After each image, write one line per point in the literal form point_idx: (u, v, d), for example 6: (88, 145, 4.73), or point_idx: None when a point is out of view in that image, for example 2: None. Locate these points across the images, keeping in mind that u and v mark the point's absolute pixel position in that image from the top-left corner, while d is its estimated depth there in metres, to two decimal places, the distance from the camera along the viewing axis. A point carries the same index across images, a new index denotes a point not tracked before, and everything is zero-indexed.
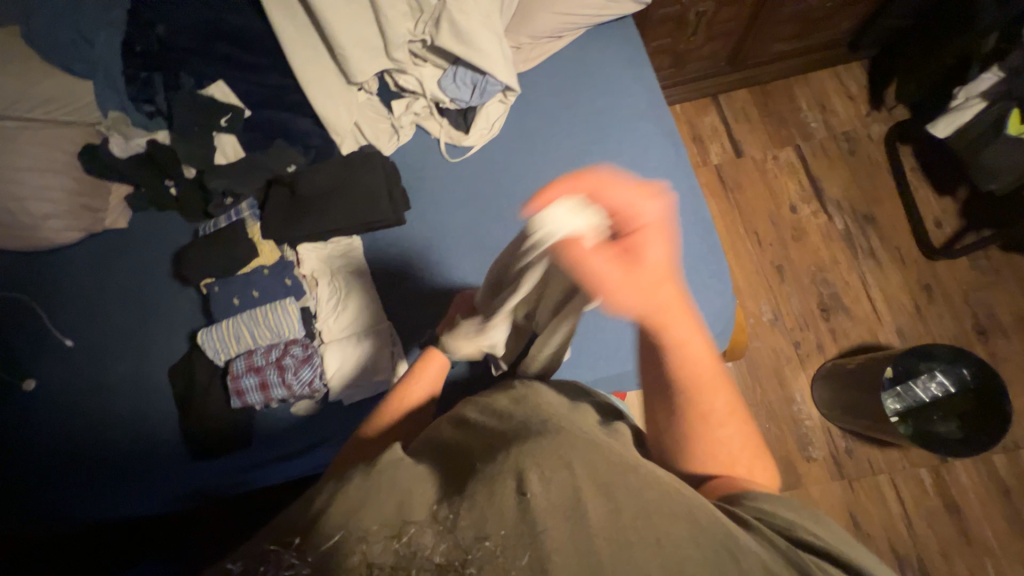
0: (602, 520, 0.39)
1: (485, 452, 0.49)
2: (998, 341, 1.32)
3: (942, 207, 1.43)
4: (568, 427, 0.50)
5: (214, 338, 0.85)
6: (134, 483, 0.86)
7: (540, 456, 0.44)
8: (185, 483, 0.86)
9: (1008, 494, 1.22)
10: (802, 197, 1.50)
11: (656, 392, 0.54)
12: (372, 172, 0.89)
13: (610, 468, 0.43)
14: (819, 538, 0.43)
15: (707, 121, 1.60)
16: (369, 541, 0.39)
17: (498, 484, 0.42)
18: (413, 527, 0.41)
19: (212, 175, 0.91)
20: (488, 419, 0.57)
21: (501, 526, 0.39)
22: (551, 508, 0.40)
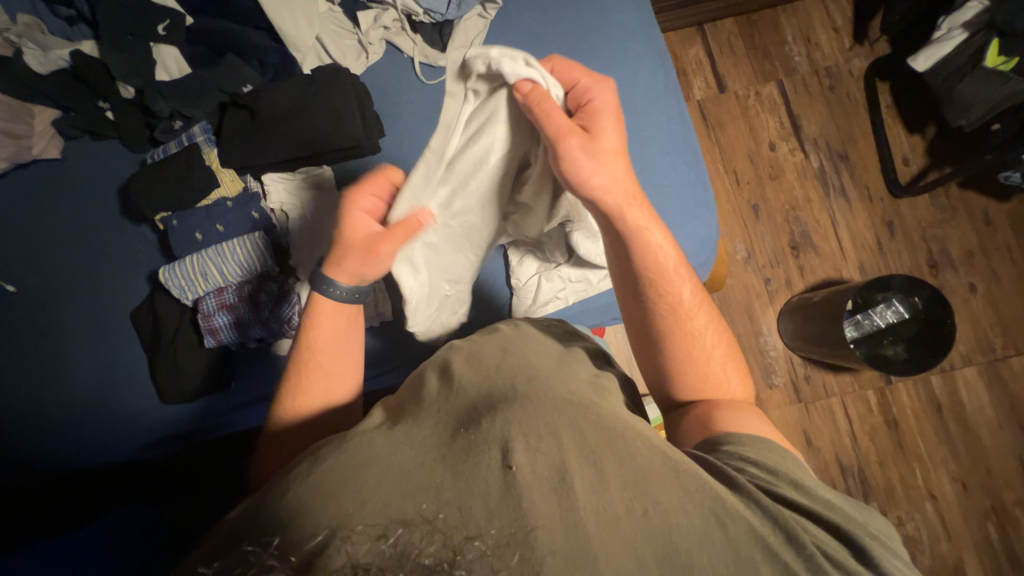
0: (589, 489, 0.40)
1: (469, 415, 0.48)
2: (947, 274, 1.42)
3: (911, 146, 1.47)
4: (551, 391, 0.51)
5: (178, 275, 0.79)
6: (107, 429, 0.83)
7: (527, 428, 0.44)
8: (163, 426, 0.83)
9: (940, 410, 1.36)
10: (781, 135, 1.50)
11: (630, 289, 0.65)
12: (339, 90, 0.80)
13: (595, 438, 0.45)
14: (789, 493, 0.47)
15: (692, 54, 1.53)
16: (352, 540, 0.35)
17: (485, 457, 0.42)
18: (398, 526, 0.36)
19: (153, 95, 0.80)
20: (472, 372, 0.57)
21: (489, 502, 0.38)
22: (538, 479, 0.40)
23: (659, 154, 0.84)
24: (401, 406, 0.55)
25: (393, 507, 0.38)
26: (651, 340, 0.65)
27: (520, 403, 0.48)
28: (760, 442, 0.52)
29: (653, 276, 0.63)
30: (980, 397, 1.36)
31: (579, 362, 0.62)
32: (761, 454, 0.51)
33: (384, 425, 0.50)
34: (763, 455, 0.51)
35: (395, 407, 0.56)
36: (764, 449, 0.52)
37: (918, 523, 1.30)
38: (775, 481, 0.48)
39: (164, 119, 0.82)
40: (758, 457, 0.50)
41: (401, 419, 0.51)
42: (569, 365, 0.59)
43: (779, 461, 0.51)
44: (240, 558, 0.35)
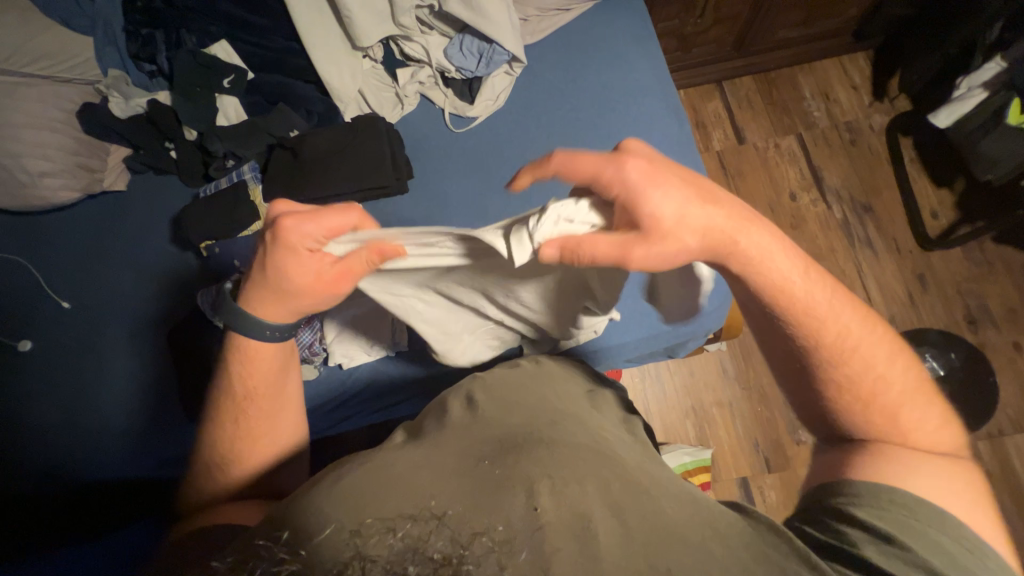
0: (612, 542, 0.40)
1: (493, 446, 0.49)
2: (988, 331, 1.35)
3: (939, 199, 1.45)
4: (580, 440, 0.51)
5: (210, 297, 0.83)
6: (131, 442, 0.86)
7: (553, 471, 0.45)
8: (179, 444, 0.86)
9: (991, 480, 1.25)
10: (802, 186, 1.51)
11: (774, 328, 0.55)
12: (375, 137, 0.88)
13: (622, 492, 0.45)
14: (877, 558, 0.42)
15: (711, 108, 1.60)
16: (363, 535, 0.37)
17: (511, 494, 0.42)
18: (409, 521, 0.37)
19: (211, 137, 0.90)
20: (499, 408, 0.57)
21: (507, 525, 0.38)
22: (561, 522, 0.40)
23: None
24: (423, 429, 0.56)
25: (409, 509, 0.39)
26: (812, 381, 0.55)
27: (548, 445, 0.49)
28: (874, 491, 0.47)
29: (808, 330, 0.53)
30: None
31: (601, 408, 0.62)
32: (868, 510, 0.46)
33: (407, 446, 0.51)
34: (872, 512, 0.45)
35: (416, 429, 0.56)
36: (882, 504, 0.45)
37: None
38: (879, 550, 0.42)
39: (218, 158, 0.91)
40: (871, 516, 0.45)
41: (418, 442, 0.51)
42: (596, 414, 0.60)
43: (889, 515, 0.45)
44: (255, 550, 0.38)
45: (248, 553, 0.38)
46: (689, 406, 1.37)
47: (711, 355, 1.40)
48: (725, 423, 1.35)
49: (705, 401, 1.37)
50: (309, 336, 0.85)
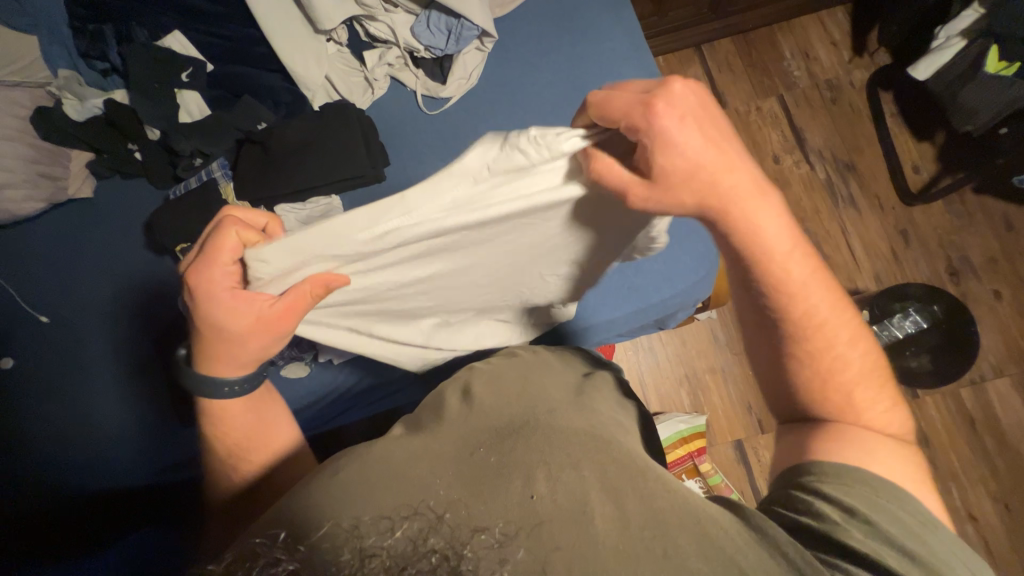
0: (608, 526, 0.41)
1: (491, 435, 0.50)
2: (970, 282, 1.37)
3: (920, 153, 1.45)
4: (572, 420, 0.52)
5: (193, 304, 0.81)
6: (131, 449, 0.86)
7: (550, 458, 0.46)
8: (183, 447, 0.86)
9: (974, 425, 1.29)
10: (785, 148, 1.50)
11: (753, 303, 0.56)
12: (346, 126, 0.85)
13: (620, 476, 0.45)
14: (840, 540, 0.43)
15: (691, 74, 1.57)
16: (365, 533, 0.37)
17: (507, 482, 0.43)
18: (407, 521, 0.38)
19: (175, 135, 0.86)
20: (493, 393, 0.58)
21: (502, 522, 0.40)
22: (558, 510, 0.41)
23: None
24: (420, 417, 0.56)
25: (409, 505, 0.41)
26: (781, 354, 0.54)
27: (543, 430, 0.50)
28: (845, 469, 0.47)
29: (791, 299, 0.52)
30: (1016, 410, 1.29)
31: (599, 390, 0.63)
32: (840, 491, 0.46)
33: (403, 434, 0.52)
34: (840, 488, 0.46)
35: (414, 420, 0.56)
36: (852, 484, 0.46)
37: None
38: (844, 524, 0.43)
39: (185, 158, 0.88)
40: (841, 496, 0.45)
41: (416, 431, 0.52)
42: (588, 393, 0.61)
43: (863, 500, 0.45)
44: (251, 548, 0.36)
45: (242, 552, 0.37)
46: (683, 374, 1.39)
47: (702, 323, 1.42)
48: (718, 389, 1.38)
49: (698, 368, 1.39)
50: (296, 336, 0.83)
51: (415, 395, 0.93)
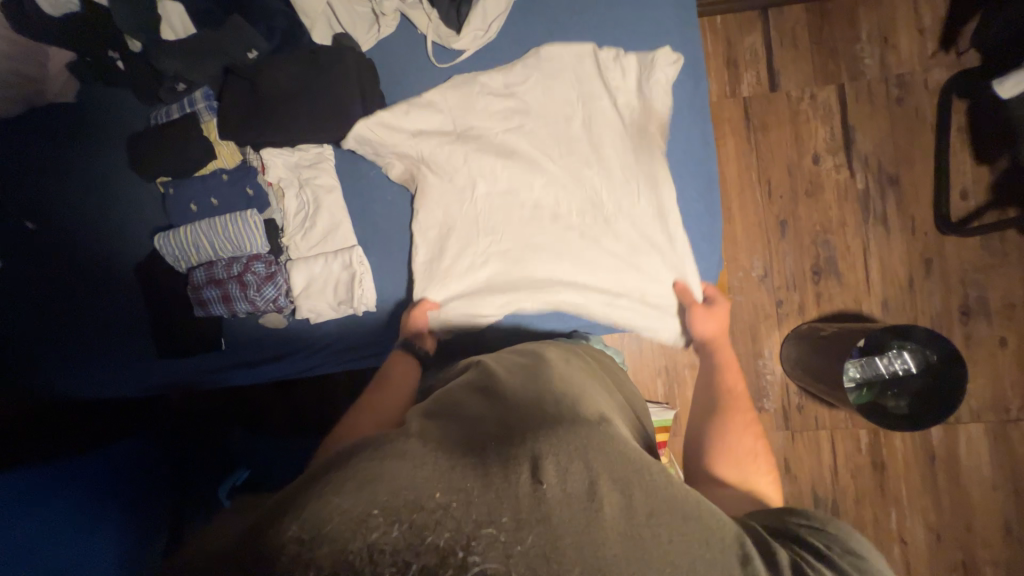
0: (617, 515, 0.44)
1: (494, 430, 0.52)
2: (978, 324, 1.32)
3: (975, 178, 1.32)
4: (579, 416, 0.54)
5: (174, 243, 0.79)
6: (117, 366, 0.89)
7: (556, 445, 0.48)
8: (167, 370, 0.89)
9: (933, 461, 1.32)
10: (829, 147, 1.37)
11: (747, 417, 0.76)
12: (342, 71, 0.79)
13: (629, 469, 0.48)
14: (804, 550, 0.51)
15: (748, 43, 1.38)
16: (371, 522, 0.42)
17: (515, 470, 0.46)
18: (419, 510, 0.43)
19: (159, 52, 0.78)
20: (508, 390, 0.60)
21: (513, 512, 0.43)
22: (564, 497, 0.44)
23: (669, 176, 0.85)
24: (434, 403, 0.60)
25: (409, 494, 0.44)
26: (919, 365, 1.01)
27: (551, 425, 0.51)
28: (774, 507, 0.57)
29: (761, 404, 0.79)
30: (980, 455, 1.31)
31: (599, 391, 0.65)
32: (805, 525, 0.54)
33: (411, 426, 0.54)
34: (808, 518, 0.55)
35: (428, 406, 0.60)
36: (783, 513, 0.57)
37: None
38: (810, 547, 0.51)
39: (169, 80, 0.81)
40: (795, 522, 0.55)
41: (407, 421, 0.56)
42: (589, 391, 0.63)
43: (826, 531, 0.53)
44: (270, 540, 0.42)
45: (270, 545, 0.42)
46: (663, 365, 1.40)
47: None
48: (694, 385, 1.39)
49: (680, 362, 1.40)
50: (275, 291, 0.81)
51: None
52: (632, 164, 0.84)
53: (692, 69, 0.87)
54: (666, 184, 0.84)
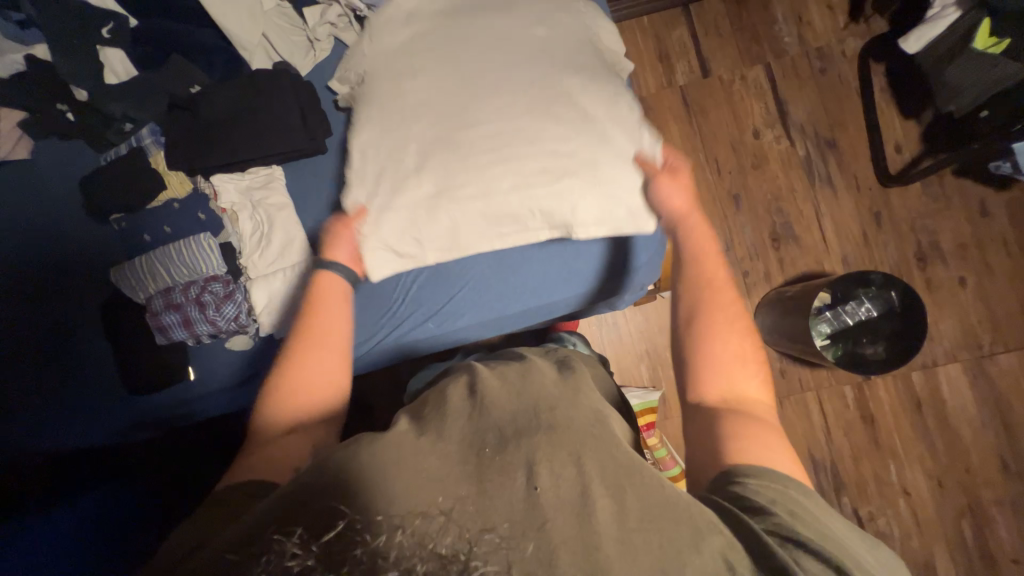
0: (609, 518, 0.50)
1: (491, 432, 0.57)
2: (935, 267, 1.36)
3: (904, 131, 1.40)
4: (572, 419, 0.59)
5: (130, 274, 0.80)
6: (94, 413, 0.88)
7: (552, 454, 0.54)
8: (143, 411, 0.89)
9: (920, 407, 1.33)
10: (766, 122, 1.44)
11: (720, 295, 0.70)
12: (280, 92, 0.83)
13: (620, 474, 0.54)
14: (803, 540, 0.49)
15: (675, 36, 1.48)
16: (375, 530, 0.46)
17: (513, 477, 0.52)
18: (417, 517, 0.47)
19: (109, 96, 0.83)
20: (500, 391, 0.64)
21: (510, 520, 0.49)
22: (557, 502, 0.50)
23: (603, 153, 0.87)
24: (425, 409, 0.64)
25: (414, 504, 0.49)
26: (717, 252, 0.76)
27: (545, 430, 0.57)
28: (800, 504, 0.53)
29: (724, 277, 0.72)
30: (963, 394, 1.33)
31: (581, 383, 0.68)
32: (776, 492, 0.53)
33: (410, 429, 0.59)
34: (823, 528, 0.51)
35: (418, 411, 0.64)
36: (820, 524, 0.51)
37: (889, 518, 1.30)
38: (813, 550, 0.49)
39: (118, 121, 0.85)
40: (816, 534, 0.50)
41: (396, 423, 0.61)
42: (583, 388, 0.67)
43: (796, 498, 0.53)
44: (269, 543, 0.45)
45: (266, 551, 0.45)
46: (644, 349, 1.41)
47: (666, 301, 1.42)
48: None
49: (660, 344, 1.41)
50: (235, 310, 0.82)
51: (373, 362, 0.94)
52: None
53: None
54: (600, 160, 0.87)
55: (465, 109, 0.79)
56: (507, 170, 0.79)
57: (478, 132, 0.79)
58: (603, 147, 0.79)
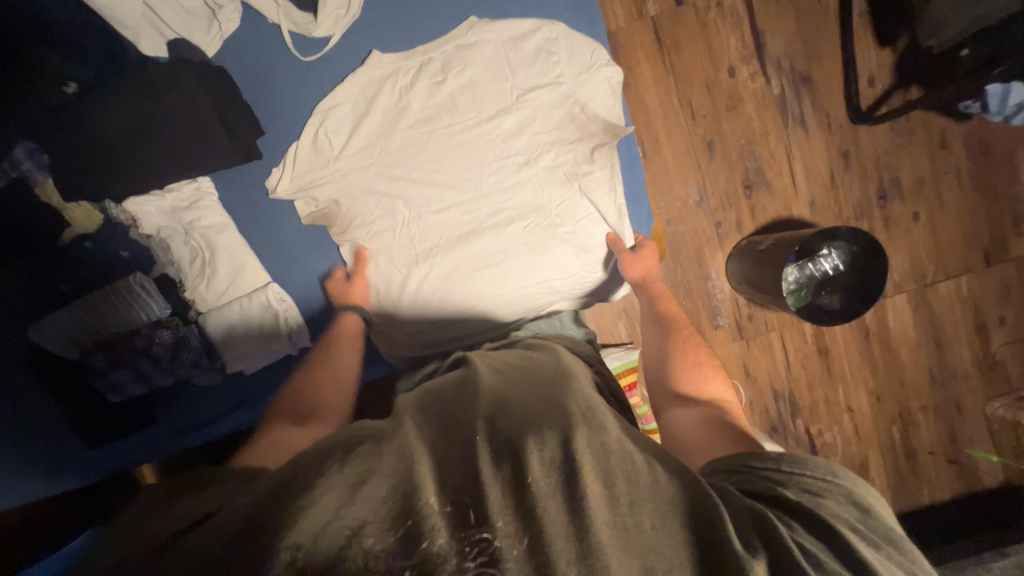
0: (602, 504, 0.47)
1: (480, 419, 0.55)
2: (894, 204, 1.41)
3: (879, 61, 1.35)
4: (568, 407, 0.57)
5: (56, 329, 0.73)
6: (54, 465, 0.77)
7: (544, 440, 0.51)
8: (114, 456, 0.79)
9: (867, 335, 1.46)
10: (742, 57, 1.34)
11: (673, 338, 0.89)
12: (189, 94, 0.73)
13: (614, 457, 0.51)
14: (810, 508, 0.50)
15: None
16: (362, 536, 0.43)
17: (501, 469, 0.48)
18: (403, 520, 0.44)
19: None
20: (500, 389, 0.63)
21: (502, 517, 0.45)
22: (548, 494, 0.47)
23: (589, 208, 0.86)
24: (427, 413, 0.60)
25: (396, 505, 0.45)
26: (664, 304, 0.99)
27: (541, 420, 0.54)
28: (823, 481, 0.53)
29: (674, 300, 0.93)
30: (906, 321, 1.46)
31: (576, 372, 0.69)
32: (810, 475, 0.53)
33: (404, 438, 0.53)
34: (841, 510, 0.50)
35: (426, 416, 0.60)
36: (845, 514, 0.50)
37: (834, 431, 1.48)
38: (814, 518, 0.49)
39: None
40: (831, 511, 0.50)
41: (398, 419, 0.59)
42: (577, 379, 0.67)
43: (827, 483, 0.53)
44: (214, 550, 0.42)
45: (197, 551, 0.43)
46: (622, 308, 1.42)
47: None
48: None
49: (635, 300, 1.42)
50: (193, 355, 0.78)
51: (357, 379, 0.89)
52: (554, 201, 0.85)
53: (581, 10, 0.87)
54: (585, 216, 0.86)
55: (467, 227, 0.84)
56: (516, 292, 0.86)
57: (484, 256, 0.85)
58: (598, 248, 0.89)
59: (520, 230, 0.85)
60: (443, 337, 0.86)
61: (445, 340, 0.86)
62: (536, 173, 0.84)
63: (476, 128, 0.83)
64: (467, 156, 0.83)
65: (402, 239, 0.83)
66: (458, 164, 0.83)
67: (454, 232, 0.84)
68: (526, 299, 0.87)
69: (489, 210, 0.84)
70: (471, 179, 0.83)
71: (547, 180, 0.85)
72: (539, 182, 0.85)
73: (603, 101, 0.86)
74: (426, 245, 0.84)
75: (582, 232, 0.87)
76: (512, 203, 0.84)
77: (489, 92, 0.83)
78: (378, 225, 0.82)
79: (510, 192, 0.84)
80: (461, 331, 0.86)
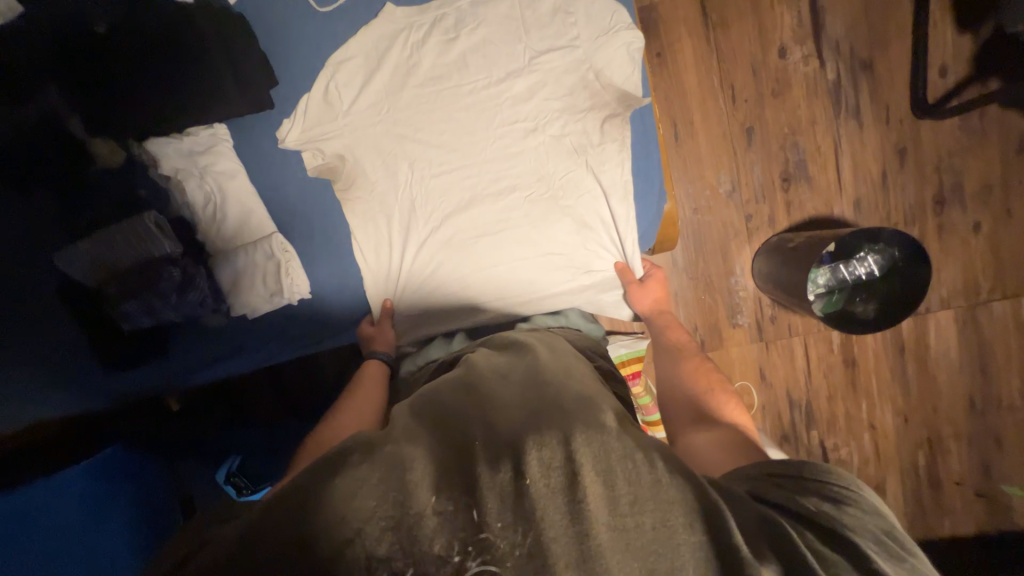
0: (599, 504, 0.47)
1: (480, 420, 0.56)
2: (952, 212, 1.28)
3: (955, 50, 1.21)
4: (567, 408, 0.56)
5: (80, 257, 0.78)
6: (75, 387, 0.83)
7: (542, 442, 0.51)
8: (128, 384, 0.86)
9: (902, 351, 1.36)
10: (795, 37, 1.24)
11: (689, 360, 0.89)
12: (202, 39, 0.75)
13: (614, 457, 0.50)
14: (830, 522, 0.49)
15: None
16: (367, 532, 0.45)
17: (498, 469, 0.49)
18: (407, 515, 0.46)
19: (16, 49, 0.73)
20: (502, 384, 0.63)
21: (501, 518, 0.46)
22: (546, 494, 0.47)
23: (597, 181, 0.85)
24: (426, 403, 0.61)
25: (399, 501, 0.47)
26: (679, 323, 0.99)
27: (542, 422, 0.54)
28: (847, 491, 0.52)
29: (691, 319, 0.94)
30: (948, 341, 1.34)
31: (582, 370, 0.68)
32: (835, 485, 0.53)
33: (407, 433, 0.55)
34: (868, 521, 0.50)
35: (421, 406, 0.60)
36: (872, 526, 0.49)
37: (852, 449, 1.40)
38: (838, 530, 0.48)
39: (29, 78, 0.74)
40: (858, 524, 0.49)
41: (394, 416, 0.59)
42: (581, 376, 0.65)
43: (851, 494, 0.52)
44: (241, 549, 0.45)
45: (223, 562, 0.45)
46: None
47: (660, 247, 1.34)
48: None
49: None
50: (199, 295, 0.82)
51: (343, 340, 0.90)
52: (561, 174, 0.85)
53: None
54: (591, 189, 0.85)
55: (475, 196, 0.85)
56: (519, 266, 0.86)
57: (489, 227, 0.85)
58: (605, 225, 0.87)
59: (525, 201, 0.85)
60: (447, 308, 0.88)
61: (449, 313, 0.88)
62: (545, 144, 0.84)
63: (489, 96, 0.83)
64: (479, 123, 0.83)
65: (411, 204, 0.85)
66: (470, 131, 0.83)
67: (462, 200, 0.85)
68: (529, 273, 0.87)
69: (497, 179, 0.85)
70: (482, 147, 0.84)
71: (556, 151, 0.84)
72: (547, 153, 0.84)
73: (622, 67, 0.82)
74: (433, 210, 0.85)
75: (588, 207, 0.86)
76: (520, 173, 0.84)
77: (504, 58, 0.83)
78: (389, 188, 0.85)
79: (519, 161, 0.84)
80: (462, 301, 0.88)
